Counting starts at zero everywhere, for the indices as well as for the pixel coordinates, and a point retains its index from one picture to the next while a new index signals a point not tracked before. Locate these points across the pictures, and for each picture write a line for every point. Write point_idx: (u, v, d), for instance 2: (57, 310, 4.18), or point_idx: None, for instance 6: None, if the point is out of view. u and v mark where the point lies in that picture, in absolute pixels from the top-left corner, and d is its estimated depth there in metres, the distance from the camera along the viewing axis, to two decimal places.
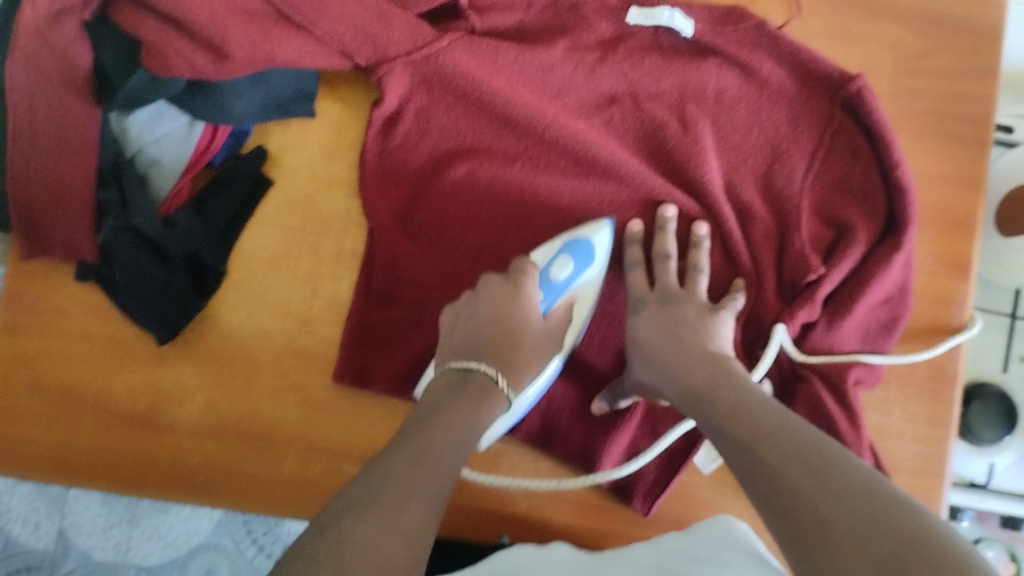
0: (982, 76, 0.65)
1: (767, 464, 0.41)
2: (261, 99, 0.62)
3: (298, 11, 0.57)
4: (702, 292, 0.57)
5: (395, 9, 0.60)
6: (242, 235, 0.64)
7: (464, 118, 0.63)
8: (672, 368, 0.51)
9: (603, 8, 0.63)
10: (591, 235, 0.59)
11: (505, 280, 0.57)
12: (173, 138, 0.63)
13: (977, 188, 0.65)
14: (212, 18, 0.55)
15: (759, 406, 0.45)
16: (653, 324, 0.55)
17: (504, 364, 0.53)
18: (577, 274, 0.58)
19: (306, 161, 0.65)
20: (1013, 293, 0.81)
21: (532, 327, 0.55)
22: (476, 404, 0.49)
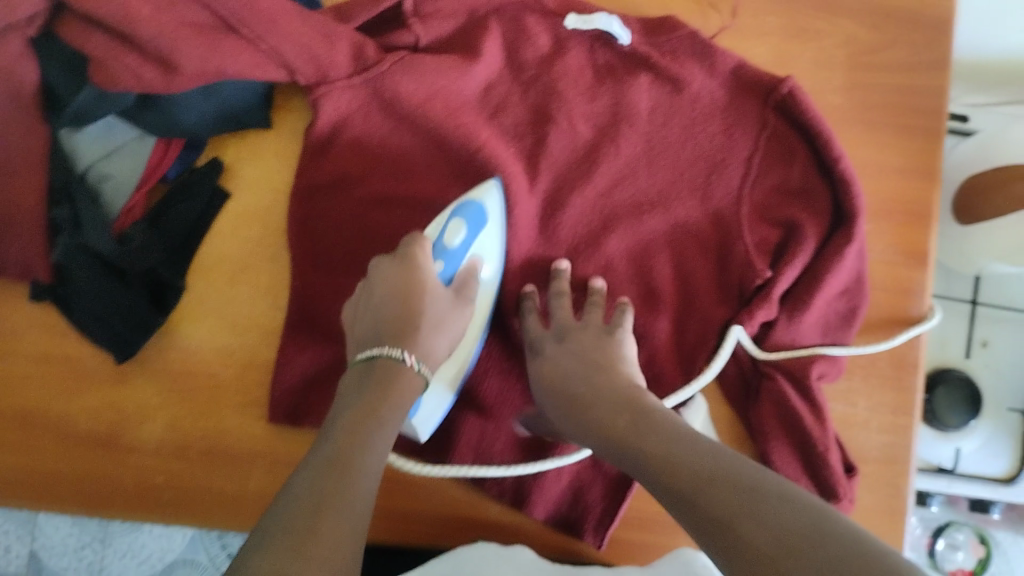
0: (934, 67, 0.66)
1: (710, 511, 0.39)
2: (214, 112, 0.61)
3: (245, 25, 0.58)
4: (597, 318, 0.59)
5: (340, 29, 0.61)
6: (200, 248, 0.63)
7: (398, 146, 0.64)
8: (588, 422, 0.51)
9: (542, 18, 0.66)
10: (482, 198, 0.59)
11: (395, 258, 0.55)
12: (125, 153, 0.61)
13: (934, 179, 0.66)
14: (161, 32, 0.55)
15: (676, 446, 0.44)
16: (557, 360, 0.56)
17: (408, 342, 0.52)
18: (469, 237, 0.58)
19: (263, 172, 0.64)
20: (972, 280, 0.83)
21: (434, 299, 0.54)
22: (383, 393, 0.48)
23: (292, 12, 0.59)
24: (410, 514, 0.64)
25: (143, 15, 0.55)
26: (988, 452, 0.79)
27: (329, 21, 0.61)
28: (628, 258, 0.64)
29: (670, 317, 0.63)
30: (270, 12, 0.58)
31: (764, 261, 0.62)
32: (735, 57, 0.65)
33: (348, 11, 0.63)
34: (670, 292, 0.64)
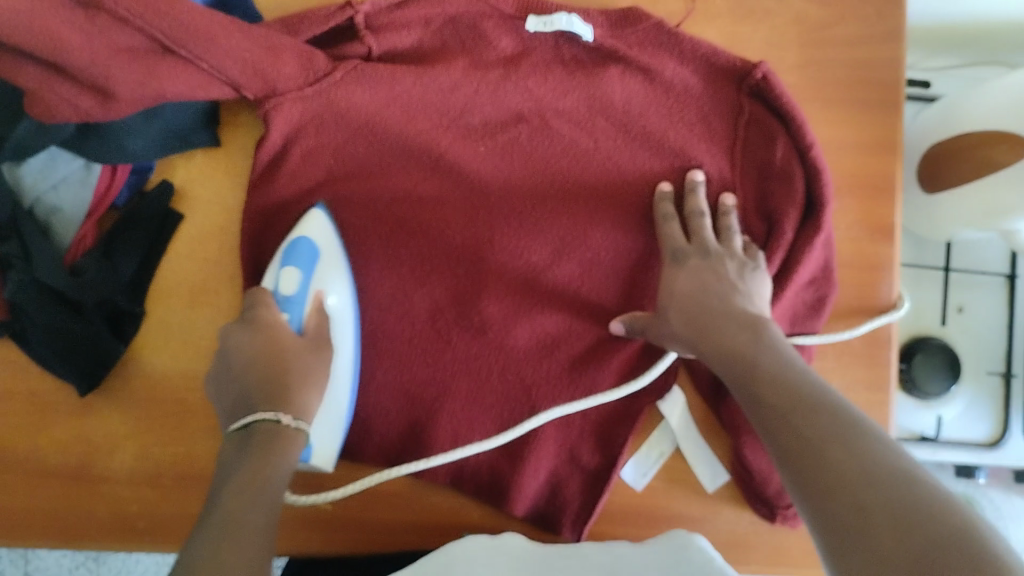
0: (888, 39, 0.66)
1: (795, 429, 0.43)
2: (158, 135, 0.61)
3: (184, 45, 0.55)
4: (738, 248, 0.59)
5: (284, 41, 0.59)
6: (157, 272, 0.62)
7: (360, 155, 0.64)
8: (709, 333, 0.53)
9: (502, 22, 0.64)
10: (308, 232, 0.60)
11: (241, 322, 0.55)
12: (71, 181, 0.60)
13: (895, 150, 0.65)
14: (94, 60, 0.53)
15: (805, 386, 0.46)
16: (691, 278, 0.57)
17: (283, 402, 0.51)
18: (306, 279, 0.58)
19: (217, 191, 0.64)
20: (945, 246, 0.82)
21: (293, 345, 0.54)
22: (265, 456, 0.48)
23: (232, 29, 0.57)
24: (388, 523, 0.63)
25: (62, 37, 0.51)
26: (969, 414, 0.81)
27: (273, 33, 0.59)
28: (614, 251, 0.64)
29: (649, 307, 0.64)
30: (208, 30, 0.56)
31: None
32: (705, 43, 0.64)
33: (296, 23, 0.62)
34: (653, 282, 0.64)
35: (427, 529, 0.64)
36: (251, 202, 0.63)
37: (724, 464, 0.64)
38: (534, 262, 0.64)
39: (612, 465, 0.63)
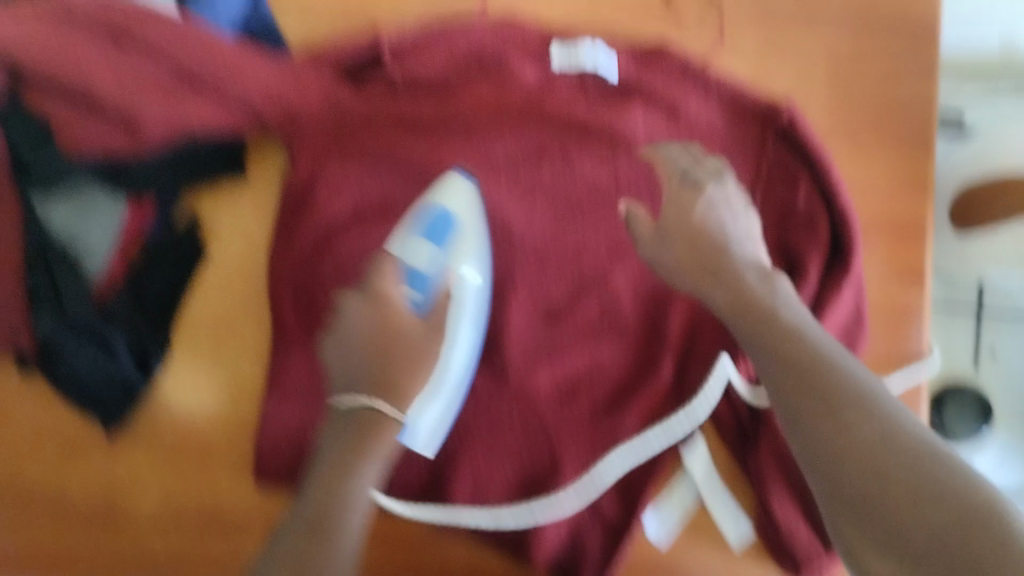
0: (921, 78, 0.64)
1: (837, 423, 0.41)
2: (186, 171, 0.62)
3: (208, 82, 0.58)
4: (709, 170, 0.54)
5: (309, 75, 0.61)
6: (182, 308, 0.63)
7: (382, 194, 0.63)
8: (710, 275, 0.49)
9: (526, 56, 0.65)
10: (447, 203, 0.60)
11: (364, 297, 0.55)
12: (99, 218, 0.60)
13: (927, 193, 0.64)
14: (122, 92, 0.57)
15: (803, 344, 0.45)
16: (681, 210, 0.51)
17: (389, 388, 0.54)
18: (436, 257, 0.58)
19: (242, 227, 0.64)
20: (977, 289, 0.81)
21: (411, 327, 0.56)
22: (360, 451, 0.51)
23: (255, 60, 0.59)
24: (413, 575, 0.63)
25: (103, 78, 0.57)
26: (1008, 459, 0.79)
27: (297, 67, 0.61)
28: (634, 298, 0.65)
29: (671, 350, 0.65)
30: (233, 66, 0.58)
31: None
32: (731, 81, 0.64)
33: (320, 58, 0.63)
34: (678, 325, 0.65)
35: (447, 575, 0.63)
36: (275, 241, 0.63)
37: (749, 513, 0.63)
38: (553, 305, 0.64)
39: (632, 514, 0.63)
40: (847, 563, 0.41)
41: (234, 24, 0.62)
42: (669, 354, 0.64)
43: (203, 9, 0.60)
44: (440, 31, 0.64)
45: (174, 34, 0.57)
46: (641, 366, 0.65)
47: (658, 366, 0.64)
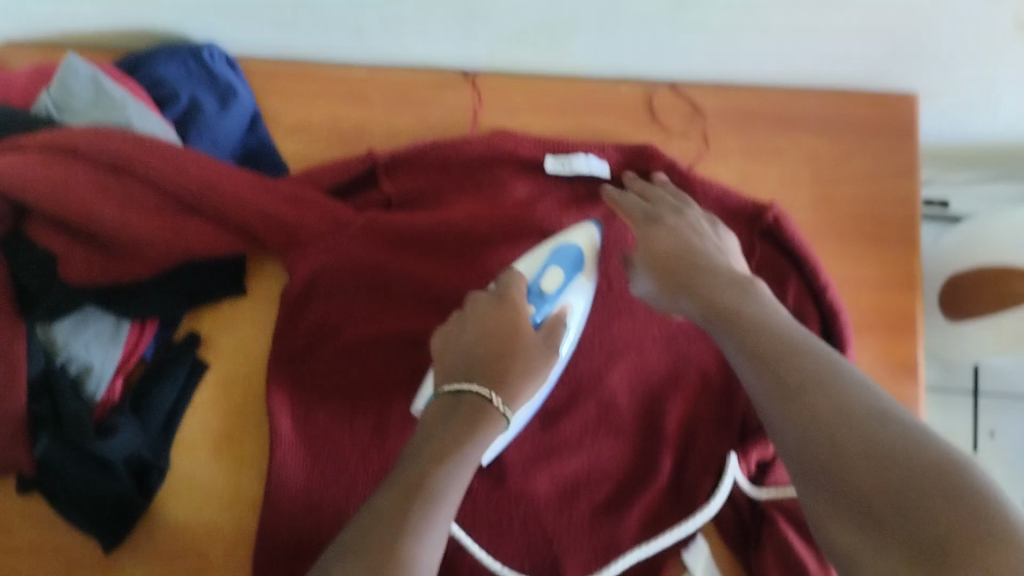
0: (902, 176, 0.67)
1: (792, 395, 0.42)
2: (185, 292, 0.62)
3: (207, 207, 0.60)
4: (698, 212, 0.61)
5: (308, 195, 0.63)
6: (182, 424, 0.64)
7: (380, 302, 0.65)
8: (693, 288, 0.52)
9: (515, 169, 0.67)
10: (579, 240, 0.63)
11: (492, 297, 0.58)
12: (100, 339, 0.60)
13: (915, 287, 0.67)
14: (126, 224, 0.57)
15: (771, 339, 0.45)
16: (675, 238, 0.57)
17: (497, 378, 0.52)
18: (567, 280, 0.61)
19: (242, 341, 0.65)
20: (973, 369, 0.83)
21: (527, 338, 0.55)
22: (469, 426, 0.49)
23: (252, 185, 0.61)
24: None
25: (100, 209, 0.56)
26: None
27: (296, 187, 0.63)
28: (630, 398, 0.68)
29: (671, 446, 0.67)
30: (233, 190, 0.60)
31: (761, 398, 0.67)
32: (715, 183, 0.65)
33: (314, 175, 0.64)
34: (678, 424, 0.67)
35: None
36: (272, 347, 0.64)
37: None
38: (553, 404, 0.67)
39: None
40: (828, 542, 0.40)
41: (233, 148, 0.65)
42: (666, 449, 0.66)
43: (203, 140, 0.63)
44: (436, 146, 0.66)
45: (173, 159, 0.59)
46: (639, 465, 0.67)
47: (657, 462, 0.66)
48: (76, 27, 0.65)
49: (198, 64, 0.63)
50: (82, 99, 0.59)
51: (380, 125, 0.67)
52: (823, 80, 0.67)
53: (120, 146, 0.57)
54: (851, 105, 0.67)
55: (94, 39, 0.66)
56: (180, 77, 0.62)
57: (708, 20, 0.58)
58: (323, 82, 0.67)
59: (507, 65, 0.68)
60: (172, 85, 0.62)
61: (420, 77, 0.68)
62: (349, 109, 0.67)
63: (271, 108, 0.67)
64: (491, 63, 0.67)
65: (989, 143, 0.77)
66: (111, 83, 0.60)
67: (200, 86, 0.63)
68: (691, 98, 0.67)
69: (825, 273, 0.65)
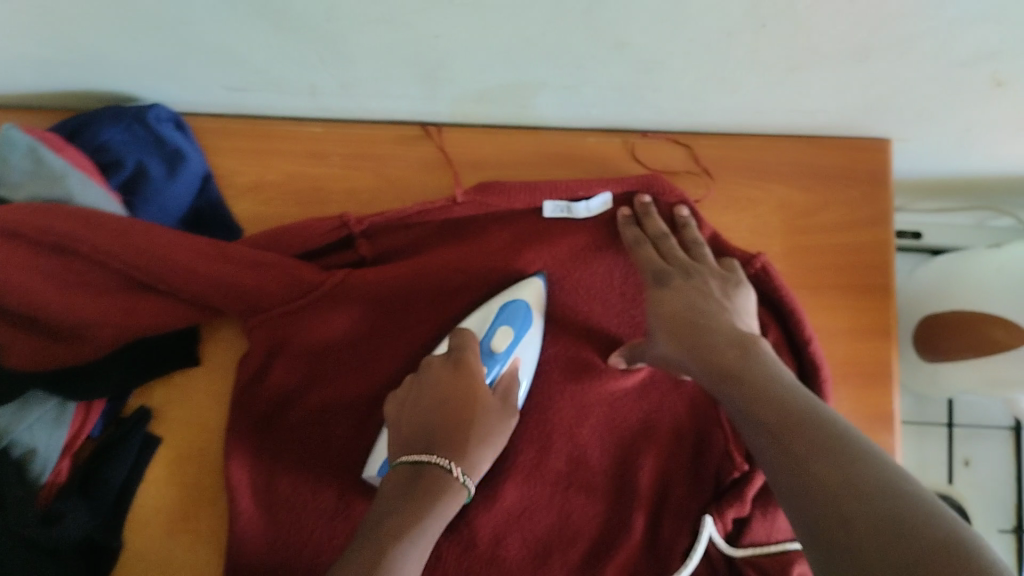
0: (874, 224, 0.67)
1: (796, 457, 0.42)
2: (131, 369, 0.61)
3: (165, 282, 0.57)
4: (711, 262, 0.60)
5: (271, 258, 0.59)
6: (134, 501, 0.62)
7: (352, 367, 0.63)
8: (700, 346, 0.52)
9: (499, 219, 0.65)
10: (524, 295, 0.62)
11: (446, 360, 0.57)
12: (44, 420, 0.58)
13: (888, 335, 0.67)
14: (70, 309, 0.55)
15: (792, 407, 0.45)
16: (677, 293, 0.57)
17: (456, 450, 0.53)
18: (518, 339, 0.60)
19: (196, 412, 0.63)
20: (946, 404, 0.85)
21: (484, 404, 0.56)
22: (428, 498, 0.50)
23: (212, 255, 0.58)
24: None
25: (43, 294, 0.54)
26: None
27: (260, 252, 0.59)
28: (604, 455, 0.65)
29: (643, 506, 0.63)
30: (190, 264, 0.57)
31: (738, 454, 0.64)
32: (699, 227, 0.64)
33: (282, 236, 0.61)
34: (651, 482, 0.64)
35: None
36: (237, 411, 0.62)
37: None
38: (521, 465, 0.63)
39: None
40: None
41: (182, 211, 0.63)
42: (640, 508, 0.63)
43: (150, 208, 0.62)
44: (421, 212, 0.63)
45: (122, 234, 0.55)
46: (612, 522, 0.64)
47: (630, 522, 0.63)
48: (10, 90, 0.61)
49: (144, 128, 0.60)
50: (19, 170, 0.56)
51: (340, 183, 0.65)
52: (794, 129, 0.65)
53: (65, 225, 0.54)
54: (821, 154, 0.66)
55: (32, 102, 0.63)
56: (125, 142, 0.60)
57: (675, 83, 0.56)
58: (281, 139, 0.65)
59: (469, 119, 0.65)
60: (117, 150, 0.60)
61: (379, 131, 0.65)
62: (307, 166, 0.65)
63: (224, 167, 0.65)
64: (453, 118, 0.65)
65: (961, 180, 0.76)
66: (51, 153, 0.56)
67: (147, 151, 0.61)
68: (670, 139, 0.66)
69: (807, 324, 0.64)
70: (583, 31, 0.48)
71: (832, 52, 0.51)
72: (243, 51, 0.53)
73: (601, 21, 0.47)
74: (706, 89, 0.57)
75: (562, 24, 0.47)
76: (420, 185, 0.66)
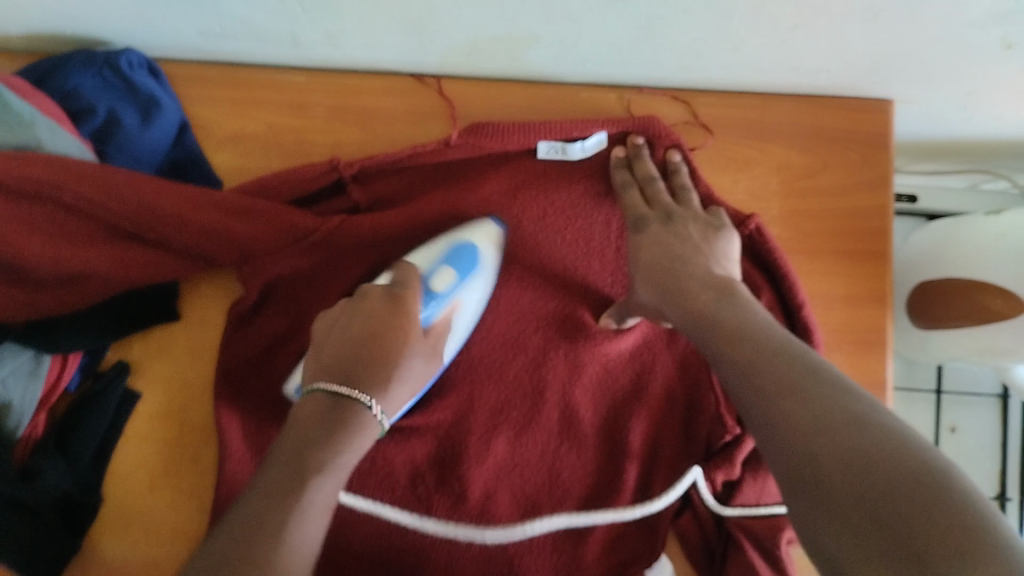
0: (874, 187, 0.65)
1: (762, 392, 0.42)
2: (110, 323, 0.58)
3: (152, 229, 0.54)
4: (697, 208, 0.58)
5: (262, 203, 0.57)
6: (115, 458, 0.60)
7: None
8: (674, 289, 0.52)
9: (497, 161, 0.63)
10: (475, 239, 0.59)
11: (386, 292, 0.53)
12: (18, 374, 0.55)
13: (884, 302, 0.66)
14: (57, 260, 0.52)
15: (768, 345, 0.44)
16: (656, 240, 0.56)
17: (378, 384, 0.49)
18: (459, 283, 0.57)
19: (177, 368, 0.61)
20: (935, 370, 0.86)
21: (412, 340, 0.52)
22: (333, 444, 0.45)
23: (202, 202, 0.55)
24: None
25: (28, 244, 0.51)
26: None
27: (248, 198, 0.57)
28: (594, 412, 0.63)
29: (637, 457, 0.62)
30: (176, 210, 0.54)
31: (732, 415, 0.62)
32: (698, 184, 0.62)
33: (274, 186, 0.59)
34: (643, 439, 0.63)
35: None
36: (223, 361, 0.60)
37: None
38: (512, 419, 0.62)
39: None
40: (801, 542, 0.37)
41: (158, 160, 0.61)
42: (632, 462, 0.62)
43: (124, 157, 0.59)
44: (412, 155, 0.60)
45: (107, 181, 0.53)
46: (602, 481, 0.63)
47: (622, 481, 0.62)
48: None
49: (115, 73, 0.57)
50: None
51: (326, 134, 0.62)
52: (793, 87, 0.63)
53: (45, 170, 0.51)
54: (823, 114, 0.64)
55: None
56: (96, 89, 0.57)
57: (677, 38, 0.54)
58: (262, 88, 0.62)
59: (459, 70, 0.62)
60: (88, 98, 0.57)
61: (364, 79, 0.62)
62: (289, 116, 0.62)
63: (203, 117, 0.62)
64: (441, 69, 0.62)
65: (964, 145, 0.74)
66: (17, 97, 0.53)
67: (119, 98, 0.58)
68: (669, 94, 0.64)
69: (801, 287, 0.63)
70: None
71: (840, 5, 0.49)
72: None
73: None
74: (708, 44, 0.55)
75: None
76: (406, 138, 0.63)
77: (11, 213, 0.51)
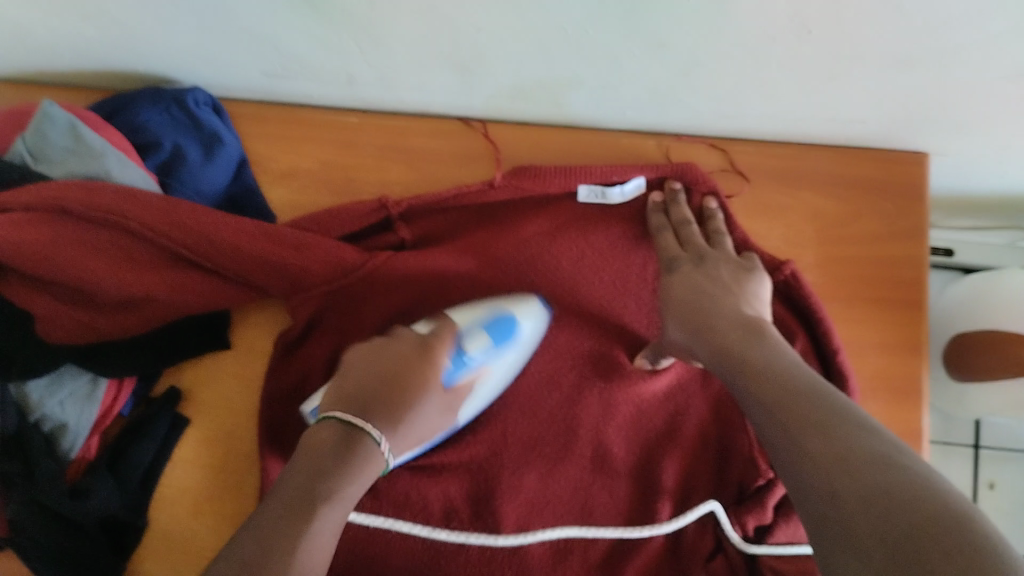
0: (909, 237, 0.66)
1: (790, 431, 0.42)
2: (167, 347, 0.60)
3: (209, 259, 0.57)
4: (731, 252, 0.60)
5: (311, 237, 0.59)
6: (160, 481, 0.62)
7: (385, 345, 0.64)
8: (705, 327, 0.53)
9: (538, 203, 0.65)
10: (518, 315, 0.60)
11: (419, 343, 0.56)
12: (75, 397, 0.57)
13: (920, 350, 0.66)
14: (120, 285, 0.55)
15: (802, 385, 0.45)
16: (688, 279, 0.57)
17: (390, 423, 0.52)
18: (491, 353, 0.59)
19: (223, 393, 0.63)
20: (973, 424, 0.85)
21: (431, 390, 0.55)
22: (342, 475, 0.47)
23: (255, 233, 0.57)
24: None
25: (93, 267, 0.54)
26: None
27: (297, 231, 0.59)
28: (627, 450, 0.64)
29: (670, 492, 0.63)
30: (232, 242, 0.57)
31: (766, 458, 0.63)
32: (736, 229, 0.63)
33: (326, 221, 0.62)
34: (677, 478, 0.63)
35: None
36: (267, 388, 0.62)
37: None
38: (544, 453, 0.63)
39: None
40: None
41: (218, 195, 0.64)
42: (665, 498, 0.62)
43: (185, 190, 0.62)
44: (458, 196, 0.63)
45: (169, 211, 0.56)
46: (634, 516, 0.62)
47: (654, 517, 0.62)
48: (52, 68, 0.62)
49: (182, 111, 0.61)
50: (61, 145, 0.56)
51: (375, 173, 0.65)
52: (829, 138, 0.65)
53: (114, 200, 0.54)
54: (858, 165, 0.66)
55: (78, 79, 0.64)
56: (164, 124, 0.60)
57: (716, 86, 0.56)
58: (316, 127, 0.65)
59: (504, 114, 0.65)
60: (156, 133, 0.60)
61: (412, 123, 0.65)
62: (342, 156, 0.65)
63: (259, 153, 0.65)
64: (487, 114, 0.65)
65: (999, 200, 0.75)
66: (92, 130, 0.56)
67: (184, 134, 0.61)
68: (707, 142, 0.66)
69: (835, 332, 0.63)
70: (633, 23, 0.48)
71: (875, 58, 0.50)
72: (287, 37, 0.54)
73: (646, 21, 0.48)
74: (745, 94, 0.57)
75: (610, 25, 0.48)
76: (452, 179, 0.66)
77: (80, 238, 0.54)
